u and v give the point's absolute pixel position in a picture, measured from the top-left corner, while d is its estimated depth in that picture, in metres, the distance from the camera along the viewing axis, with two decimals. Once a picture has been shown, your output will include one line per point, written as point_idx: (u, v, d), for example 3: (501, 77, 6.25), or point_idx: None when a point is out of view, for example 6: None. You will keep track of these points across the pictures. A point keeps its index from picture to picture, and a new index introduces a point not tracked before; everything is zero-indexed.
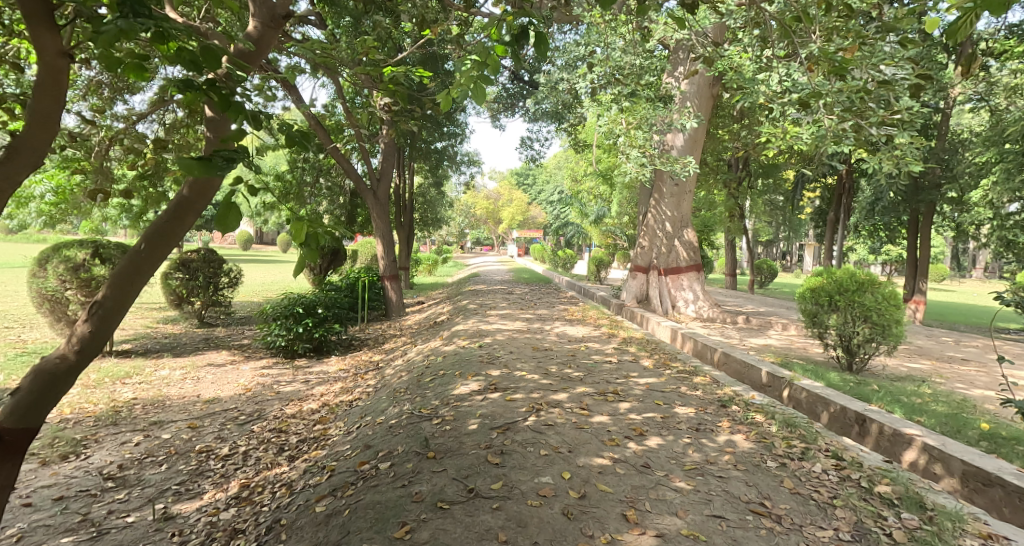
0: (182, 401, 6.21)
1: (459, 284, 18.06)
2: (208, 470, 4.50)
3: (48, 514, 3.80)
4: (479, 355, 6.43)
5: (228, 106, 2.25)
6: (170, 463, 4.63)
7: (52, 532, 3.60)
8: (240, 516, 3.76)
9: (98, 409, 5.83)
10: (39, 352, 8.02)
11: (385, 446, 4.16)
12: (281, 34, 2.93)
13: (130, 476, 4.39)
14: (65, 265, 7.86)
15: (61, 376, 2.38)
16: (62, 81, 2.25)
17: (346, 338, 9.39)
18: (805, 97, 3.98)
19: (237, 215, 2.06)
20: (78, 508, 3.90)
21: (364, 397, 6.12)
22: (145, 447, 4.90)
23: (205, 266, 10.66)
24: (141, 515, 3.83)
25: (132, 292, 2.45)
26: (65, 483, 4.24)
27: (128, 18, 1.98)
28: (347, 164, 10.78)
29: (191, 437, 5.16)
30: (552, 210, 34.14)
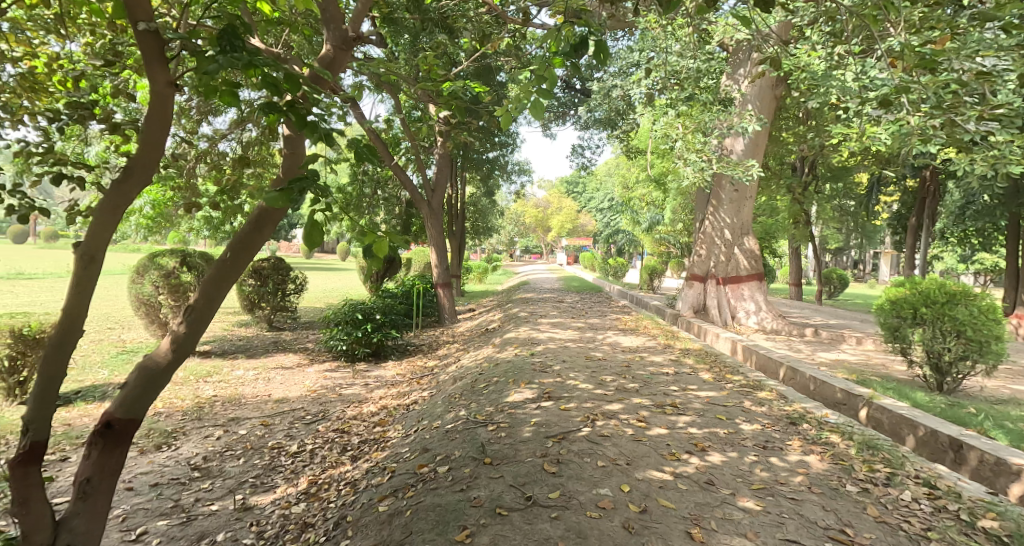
0: (255, 400, 6.53)
1: (509, 292, 18.08)
2: (281, 465, 4.70)
3: (148, 498, 4.08)
4: (533, 363, 6.41)
5: (306, 125, 2.30)
6: (247, 457, 4.86)
7: (150, 514, 3.85)
8: (310, 511, 3.89)
9: (184, 404, 6.21)
10: (134, 351, 8.66)
11: (443, 451, 4.21)
12: (352, 56, 3.08)
13: (213, 467, 4.63)
14: (159, 273, 8.44)
15: (161, 373, 2.56)
16: (170, 103, 2.43)
17: (403, 343, 9.59)
18: (892, 94, 3.73)
19: (321, 231, 2.14)
20: (171, 494, 4.16)
21: (420, 402, 6.22)
22: (225, 441, 5.18)
23: (274, 273, 11.16)
24: (223, 504, 4.03)
25: (219, 297, 2.61)
26: (160, 471, 4.54)
27: (226, 53, 2.12)
28: (402, 175, 10.87)
29: (264, 433, 5.41)
30: (602, 218, 33.98)
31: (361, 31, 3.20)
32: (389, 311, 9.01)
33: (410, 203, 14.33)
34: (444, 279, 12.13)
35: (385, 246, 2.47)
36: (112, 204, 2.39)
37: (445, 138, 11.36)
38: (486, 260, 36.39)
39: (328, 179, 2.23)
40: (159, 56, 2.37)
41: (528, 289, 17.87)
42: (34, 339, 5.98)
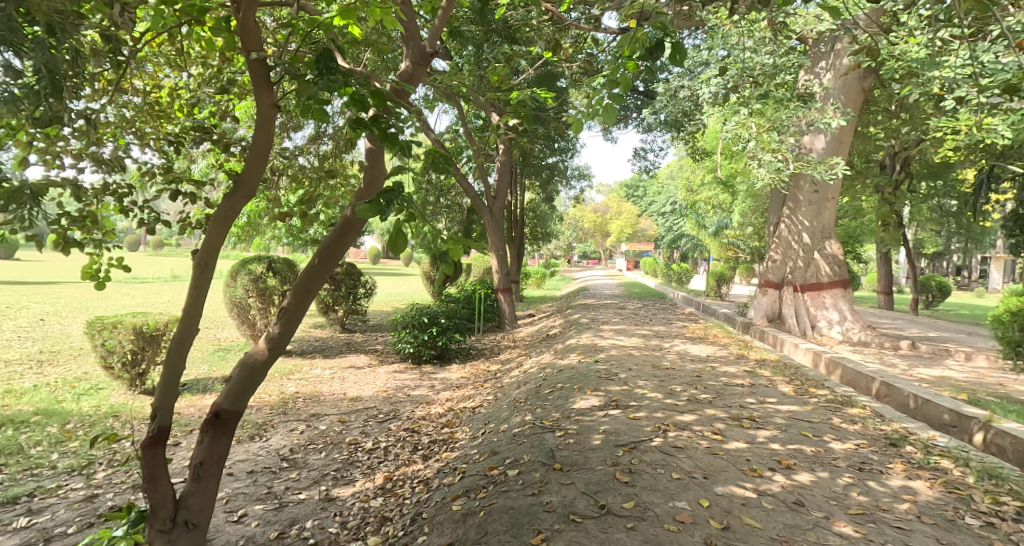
0: (332, 397, 6.85)
1: (569, 297, 17.95)
2: (359, 460, 4.89)
3: (245, 483, 4.33)
4: (598, 370, 6.33)
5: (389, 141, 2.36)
6: (327, 451, 5.09)
7: (248, 498, 4.07)
8: (388, 506, 4.01)
9: (271, 399, 6.62)
10: (229, 349, 9.30)
11: (512, 454, 4.24)
12: (429, 71, 3.17)
13: (299, 459, 4.88)
14: (249, 278, 9.03)
15: (260, 366, 2.90)
16: (272, 122, 2.67)
17: (466, 347, 9.73)
18: (1013, 80, 3.37)
19: (404, 239, 2.24)
20: (265, 481, 4.39)
21: (485, 405, 6.29)
22: (308, 435, 5.46)
23: (347, 278, 11.67)
24: (310, 494, 4.21)
25: (307, 299, 2.90)
26: (254, 459, 4.81)
27: (323, 77, 2.27)
28: (466, 182, 11.04)
29: (341, 429, 5.66)
30: (664, 223, 33.13)
31: (439, 45, 3.31)
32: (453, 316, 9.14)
33: (471, 210, 14.57)
34: (503, 285, 12.26)
35: (460, 251, 2.57)
36: (223, 217, 2.67)
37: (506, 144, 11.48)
38: (545, 266, 36.34)
39: (411, 191, 2.36)
40: (265, 81, 2.60)
41: (589, 295, 17.66)
42: (152, 336, 6.51)
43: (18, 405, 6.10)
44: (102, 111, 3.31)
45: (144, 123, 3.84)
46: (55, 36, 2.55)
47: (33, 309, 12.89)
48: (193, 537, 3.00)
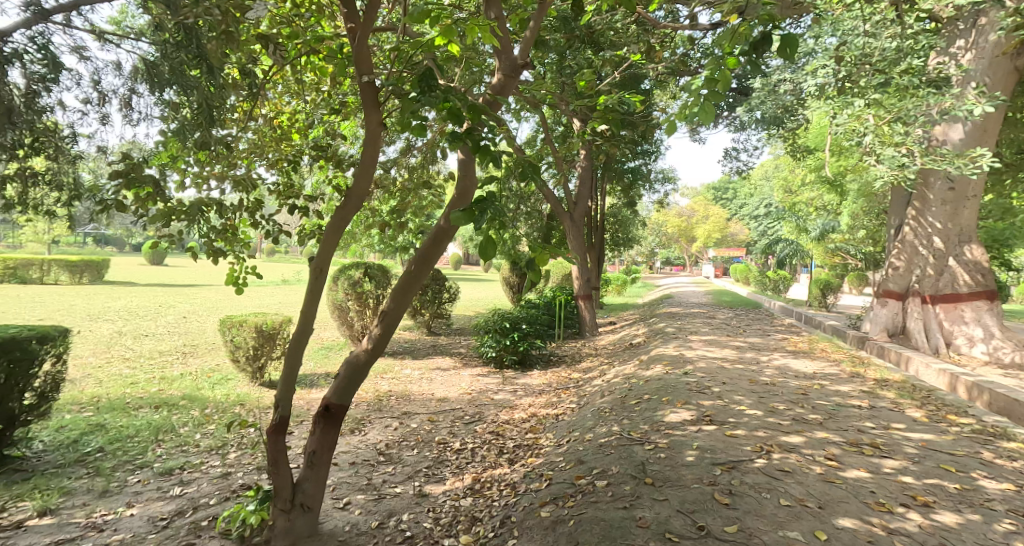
0: (421, 397, 7.12)
1: (654, 304, 17.46)
2: (448, 459, 5.04)
3: (347, 474, 4.58)
4: (688, 382, 6.11)
5: (479, 151, 2.34)
6: (419, 448, 5.28)
7: (351, 488, 4.30)
8: (477, 506, 4.09)
9: (367, 396, 7.01)
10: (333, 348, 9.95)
11: (600, 464, 4.19)
12: (519, 81, 3.25)
13: (394, 454, 5.10)
14: (348, 282, 9.61)
15: (362, 367, 3.10)
16: (378, 139, 2.84)
17: (547, 353, 9.74)
18: None
19: (492, 247, 2.29)
20: (365, 473, 4.62)
21: (569, 412, 6.27)
22: (401, 432, 5.71)
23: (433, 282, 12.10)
24: (405, 488, 4.38)
25: (405, 304, 3.05)
26: (355, 451, 5.09)
27: (425, 93, 2.35)
28: (550, 191, 10.89)
29: (431, 428, 5.87)
30: (757, 226, 31.37)
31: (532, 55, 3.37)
32: (534, 322, 9.24)
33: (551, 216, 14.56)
34: (585, 292, 12.04)
35: (546, 259, 2.55)
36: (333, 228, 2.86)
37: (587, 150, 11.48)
38: (627, 272, 35.62)
39: (503, 202, 2.38)
40: (373, 101, 2.76)
41: (675, 303, 17.05)
42: (270, 333, 7.09)
43: (166, 390, 6.90)
44: (237, 138, 3.70)
45: (268, 148, 4.21)
46: (213, 75, 3.13)
47: (172, 306, 14.51)
48: (308, 521, 3.29)
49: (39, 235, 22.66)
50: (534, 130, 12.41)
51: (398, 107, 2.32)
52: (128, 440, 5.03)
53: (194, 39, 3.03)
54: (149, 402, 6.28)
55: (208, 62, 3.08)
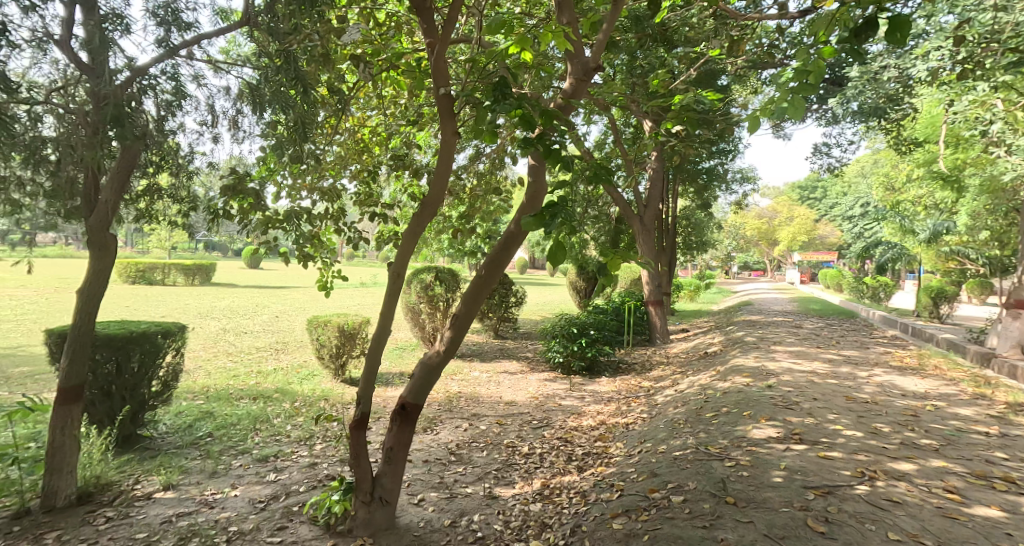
0: (490, 400, 7.24)
1: (730, 312, 16.72)
2: (517, 463, 5.07)
3: (421, 471, 4.72)
4: (772, 397, 5.81)
5: (551, 156, 2.36)
6: (488, 450, 5.35)
7: (424, 485, 4.43)
8: (546, 512, 4.08)
9: (438, 396, 7.21)
10: (407, 349, 10.33)
11: (674, 478, 4.10)
12: (591, 86, 3.24)
13: (465, 454, 5.20)
14: (419, 285, 9.95)
15: (436, 368, 3.19)
16: (453, 148, 2.95)
17: (617, 360, 9.54)
18: None
19: (564, 250, 2.30)
20: (437, 472, 4.75)
21: (639, 422, 6.14)
22: (471, 433, 5.82)
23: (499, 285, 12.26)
24: (476, 489, 4.46)
25: (477, 307, 3.12)
26: (428, 450, 5.24)
27: (499, 101, 2.35)
28: (618, 193, 10.76)
29: (499, 431, 5.95)
30: (849, 227, 29.25)
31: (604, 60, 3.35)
32: (603, 328, 9.15)
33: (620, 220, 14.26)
34: (655, 297, 11.76)
35: (619, 263, 2.52)
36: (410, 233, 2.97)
37: (659, 153, 11.18)
38: (701, 276, 34.34)
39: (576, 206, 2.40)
40: (449, 112, 2.86)
41: (754, 310, 16.24)
42: (351, 333, 7.46)
43: (263, 382, 7.45)
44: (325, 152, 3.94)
45: (351, 159, 4.46)
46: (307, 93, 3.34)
47: (266, 306, 15.63)
48: (386, 514, 3.45)
49: (156, 239, 25.17)
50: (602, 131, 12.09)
51: (473, 116, 2.37)
52: (232, 427, 5.48)
53: (292, 62, 3.20)
54: (249, 393, 6.81)
55: (306, 84, 3.22)
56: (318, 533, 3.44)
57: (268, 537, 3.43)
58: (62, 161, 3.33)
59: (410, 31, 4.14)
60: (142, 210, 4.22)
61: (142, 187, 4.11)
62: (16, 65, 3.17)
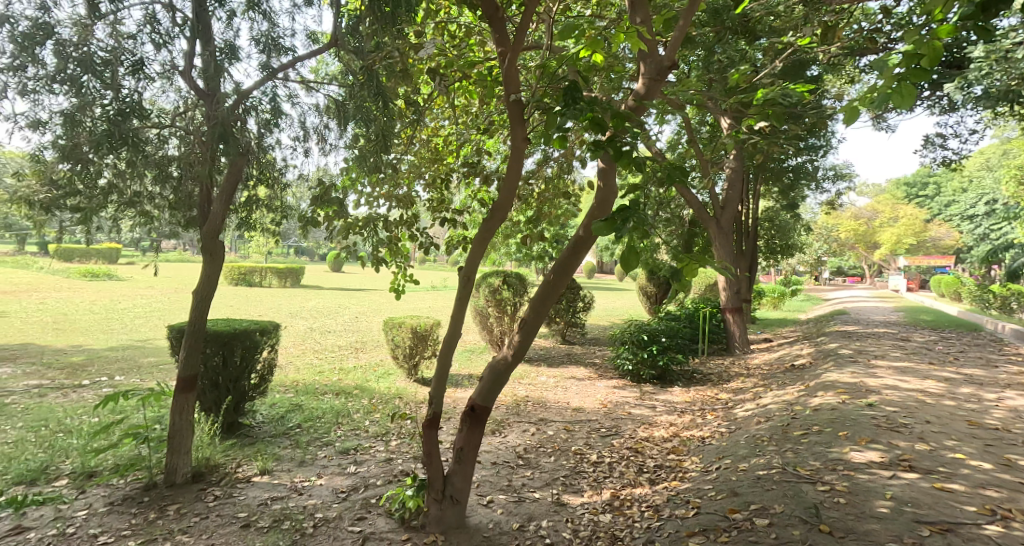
0: (557, 405, 7.17)
1: (822, 320, 15.47)
2: (585, 471, 4.95)
3: (489, 473, 4.78)
4: (875, 416, 5.28)
5: (622, 158, 2.28)
6: (556, 456, 5.29)
7: (492, 488, 4.46)
8: (617, 524, 3.95)
9: (506, 400, 7.27)
10: (477, 352, 10.52)
11: (758, 500, 3.84)
12: (666, 84, 3.13)
13: (532, 459, 5.18)
14: (488, 290, 10.08)
15: (504, 372, 3.26)
16: (523, 154, 2.95)
17: (691, 370, 9.02)
18: None
19: (635, 256, 2.23)
20: (505, 475, 4.76)
21: (716, 436, 5.81)
22: (539, 438, 5.80)
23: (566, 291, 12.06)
24: (544, 494, 4.41)
25: (545, 313, 3.17)
26: (496, 453, 5.27)
27: (570, 105, 2.28)
28: (692, 194, 10.31)
29: (567, 437, 5.87)
30: (971, 227, 26.11)
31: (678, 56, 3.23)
32: (675, 336, 8.73)
33: None
34: (734, 305, 10.90)
35: (695, 269, 2.41)
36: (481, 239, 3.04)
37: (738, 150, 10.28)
38: (792, 282, 32.02)
39: (649, 210, 2.32)
40: (519, 118, 2.88)
41: (853, 320, 14.93)
42: (423, 335, 7.77)
43: (344, 379, 7.91)
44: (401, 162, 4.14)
45: (425, 167, 4.69)
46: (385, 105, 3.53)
47: (351, 308, 16.59)
48: (456, 512, 3.55)
49: (257, 245, 27.50)
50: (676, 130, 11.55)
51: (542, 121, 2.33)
52: (317, 420, 5.86)
53: (374, 77, 3.46)
54: (331, 388, 7.26)
55: (385, 99, 3.50)
56: (394, 527, 3.60)
57: (350, 526, 3.63)
58: (181, 175, 3.82)
59: (481, 43, 4.30)
60: (244, 219, 4.66)
61: (244, 198, 4.54)
62: (148, 94, 3.55)
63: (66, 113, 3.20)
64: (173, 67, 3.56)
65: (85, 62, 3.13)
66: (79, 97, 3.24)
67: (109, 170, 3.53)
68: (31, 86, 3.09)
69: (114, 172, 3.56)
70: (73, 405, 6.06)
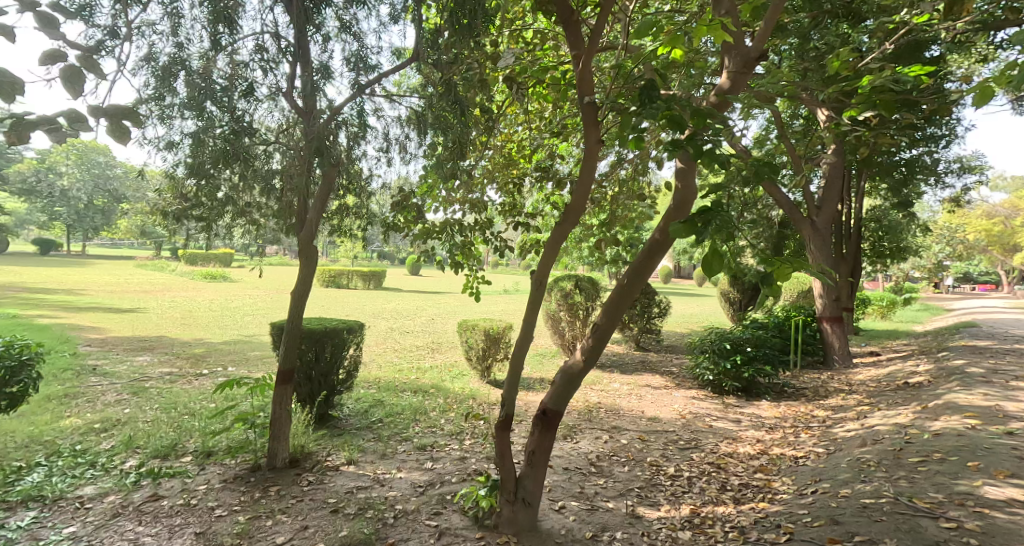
0: (631, 413, 6.89)
1: (944, 332, 13.76)
2: (662, 484, 4.71)
3: (561, 478, 4.68)
4: (1014, 445, 4.56)
5: (704, 156, 2.15)
6: (630, 466, 5.08)
7: (565, 494, 4.36)
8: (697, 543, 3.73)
9: (578, 405, 7.13)
10: (548, 356, 10.42)
11: (863, 532, 3.46)
12: (752, 76, 3.06)
13: (605, 467, 5.00)
14: (559, 295, 9.93)
15: (576, 376, 3.30)
16: (596, 156, 2.94)
17: (781, 384, 8.15)
18: None
19: (718, 259, 2.11)
20: (578, 481, 4.64)
21: (814, 456, 5.28)
22: (612, 446, 5.60)
23: (642, 297, 11.39)
24: (618, 504, 4.26)
25: (617, 317, 3.23)
26: (568, 458, 5.16)
27: (646, 105, 2.23)
28: (783, 193, 9.48)
29: (642, 447, 5.61)
30: None
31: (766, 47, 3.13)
32: (764, 345, 7.98)
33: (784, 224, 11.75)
34: (833, 313, 9.96)
35: (786, 272, 2.24)
36: (553, 244, 3.07)
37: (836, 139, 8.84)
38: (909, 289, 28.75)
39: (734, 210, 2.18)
40: (593, 120, 2.88)
41: (986, 332, 13.11)
42: (496, 337, 7.87)
43: (419, 377, 8.19)
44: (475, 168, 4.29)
45: (498, 172, 4.88)
46: (460, 109, 3.65)
47: (429, 310, 17.13)
48: (529, 515, 3.56)
49: (346, 249, 29.22)
50: (768, 124, 10.47)
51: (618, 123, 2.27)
52: (397, 415, 6.13)
53: (452, 88, 3.61)
54: (409, 386, 7.55)
55: (463, 108, 3.63)
56: (468, 524, 3.68)
57: (427, 520, 3.75)
58: (282, 187, 4.24)
59: (555, 47, 4.38)
60: (336, 226, 5.03)
61: (335, 207, 4.90)
62: (257, 115, 3.86)
63: (193, 135, 3.53)
64: (279, 90, 3.82)
65: (210, 91, 3.40)
66: (204, 121, 3.52)
67: (226, 185, 4.07)
68: (165, 113, 3.35)
69: (229, 186, 4.08)
70: (192, 391, 6.85)
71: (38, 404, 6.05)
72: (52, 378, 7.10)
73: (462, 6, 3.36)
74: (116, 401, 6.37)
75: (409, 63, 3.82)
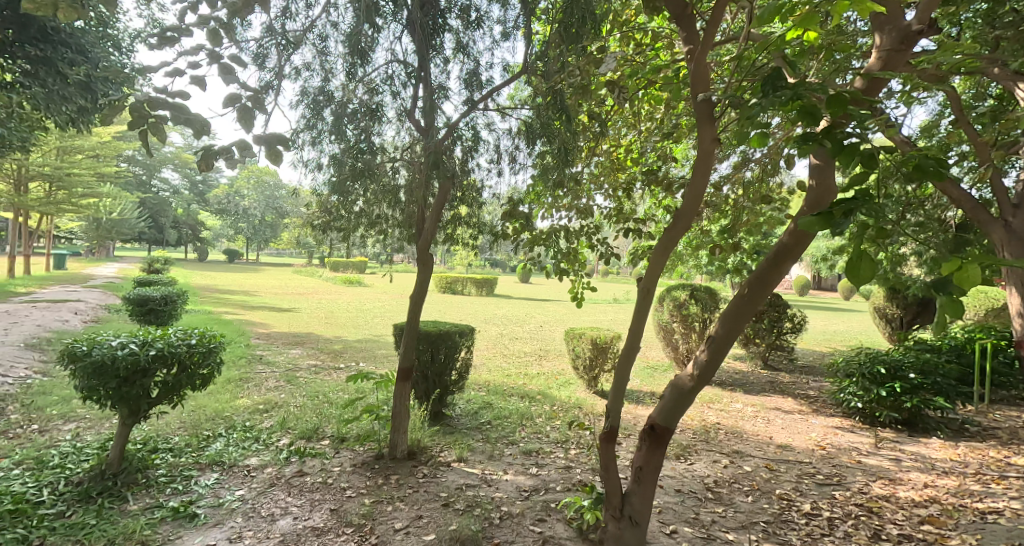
0: (757, 438, 6.17)
1: None
2: (794, 522, 4.13)
3: (673, 500, 4.32)
4: None
5: (842, 151, 1.89)
6: (755, 497, 4.53)
7: (677, 518, 4.03)
8: None
9: (694, 424, 6.57)
10: (660, 370, 9.71)
11: None
12: (910, 53, 2.80)
13: (724, 494, 4.52)
14: (674, 305, 9.23)
15: (687, 392, 3.11)
16: (712, 155, 2.77)
17: (959, 421, 6.56)
18: None
19: (869, 262, 1.79)
20: (692, 506, 4.25)
21: (1012, 514, 4.21)
22: (731, 471, 5.05)
23: (770, 310, 10.03)
24: (740, 537, 3.84)
25: (737, 329, 3.01)
26: (681, 479, 4.76)
27: (769, 95, 2.07)
28: (957, 191, 7.50)
29: (770, 477, 4.98)
30: None
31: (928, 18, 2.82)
32: (933, 373, 6.64)
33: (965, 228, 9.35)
34: None
35: (971, 274, 1.82)
36: (663, 249, 2.94)
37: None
38: None
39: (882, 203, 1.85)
40: (708, 118, 2.72)
41: None
42: (604, 347, 7.64)
43: (527, 383, 8.28)
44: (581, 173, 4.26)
45: (603, 178, 4.96)
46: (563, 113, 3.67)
47: (539, 317, 17.24)
48: (636, 535, 3.33)
49: (465, 257, 30.77)
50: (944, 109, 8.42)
51: (738, 118, 2.09)
52: (505, 419, 6.25)
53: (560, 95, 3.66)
54: (515, 391, 7.66)
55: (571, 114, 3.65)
56: (572, 535, 3.63)
57: (532, 525, 3.77)
58: (407, 200, 4.60)
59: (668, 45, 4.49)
60: (449, 234, 5.04)
61: (449, 215, 4.95)
62: (387, 136, 4.23)
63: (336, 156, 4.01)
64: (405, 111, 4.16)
65: (350, 117, 3.88)
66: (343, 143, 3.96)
67: (362, 198, 4.59)
68: (315, 138, 3.86)
69: (364, 199, 4.60)
70: (330, 383, 7.73)
71: (222, 385, 7.32)
72: (231, 365, 8.52)
73: (572, 16, 3.54)
74: (275, 387, 7.45)
75: (517, 75, 3.90)
